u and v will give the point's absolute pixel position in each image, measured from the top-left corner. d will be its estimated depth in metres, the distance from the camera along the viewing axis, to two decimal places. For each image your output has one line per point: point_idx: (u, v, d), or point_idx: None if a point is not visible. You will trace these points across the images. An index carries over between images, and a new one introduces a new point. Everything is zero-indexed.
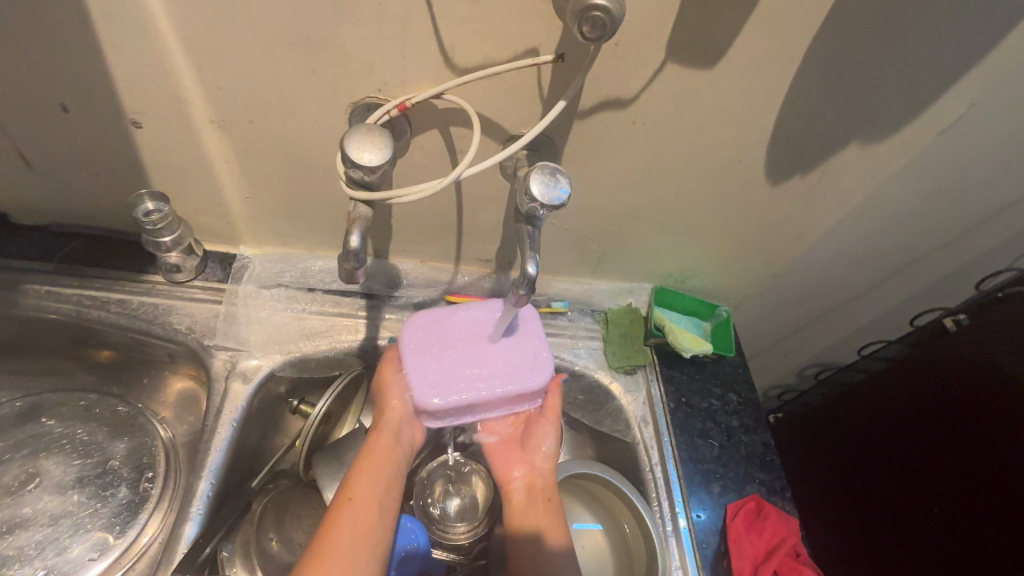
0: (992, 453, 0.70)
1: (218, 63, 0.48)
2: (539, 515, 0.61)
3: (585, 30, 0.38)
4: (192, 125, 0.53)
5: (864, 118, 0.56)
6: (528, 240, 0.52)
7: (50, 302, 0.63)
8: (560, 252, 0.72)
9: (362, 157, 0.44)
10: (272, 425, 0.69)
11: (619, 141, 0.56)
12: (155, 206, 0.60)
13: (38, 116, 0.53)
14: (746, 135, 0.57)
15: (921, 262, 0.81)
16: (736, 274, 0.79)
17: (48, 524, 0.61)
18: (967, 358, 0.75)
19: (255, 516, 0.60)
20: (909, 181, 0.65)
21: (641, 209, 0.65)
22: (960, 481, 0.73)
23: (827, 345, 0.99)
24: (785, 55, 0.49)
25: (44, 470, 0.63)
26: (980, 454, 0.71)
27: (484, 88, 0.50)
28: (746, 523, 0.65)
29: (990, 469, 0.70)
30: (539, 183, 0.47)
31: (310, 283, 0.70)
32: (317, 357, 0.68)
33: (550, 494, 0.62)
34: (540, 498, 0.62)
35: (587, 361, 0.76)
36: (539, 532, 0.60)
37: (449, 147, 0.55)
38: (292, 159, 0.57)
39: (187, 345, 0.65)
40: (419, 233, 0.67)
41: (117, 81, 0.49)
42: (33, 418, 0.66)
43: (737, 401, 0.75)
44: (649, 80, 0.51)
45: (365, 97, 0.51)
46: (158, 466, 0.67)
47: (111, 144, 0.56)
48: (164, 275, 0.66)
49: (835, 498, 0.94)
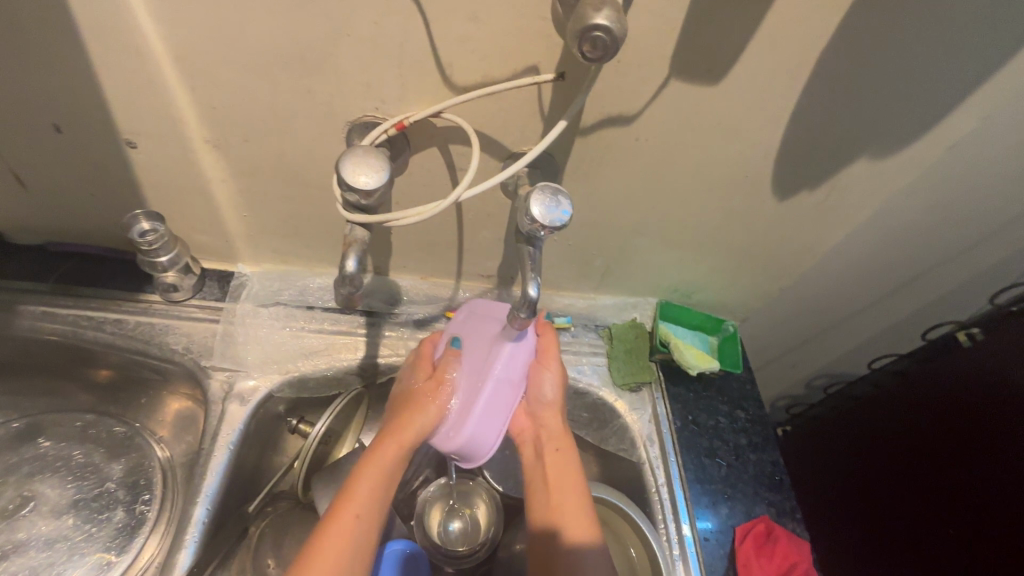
0: (1005, 476, 0.68)
1: (213, 83, 0.47)
2: (558, 478, 0.58)
3: (585, 50, 0.37)
4: (186, 144, 0.52)
5: (873, 132, 0.55)
6: (529, 261, 0.50)
7: (47, 322, 0.62)
8: (563, 268, 0.71)
9: (358, 180, 0.43)
10: (270, 446, 0.68)
11: (622, 157, 0.55)
12: (150, 225, 0.59)
13: (31, 136, 0.52)
14: (752, 150, 0.56)
15: (932, 274, 0.79)
16: (743, 288, 0.77)
17: (43, 548, 0.60)
18: (978, 378, 0.73)
19: (252, 543, 0.60)
20: (919, 195, 0.64)
21: (645, 224, 0.64)
22: (972, 504, 0.71)
23: (835, 357, 0.97)
24: (792, 70, 0.48)
25: (39, 493, 0.63)
26: (992, 475, 0.69)
27: (483, 106, 0.49)
28: (755, 547, 0.64)
29: (1003, 492, 0.68)
30: (539, 204, 0.45)
31: (309, 300, 0.69)
32: (315, 376, 0.67)
33: (560, 446, 0.60)
34: (549, 450, 0.59)
35: (593, 378, 0.74)
36: (564, 517, 0.56)
37: (448, 166, 0.54)
38: (289, 178, 0.56)
39: (184, 365, 0.64)
40: (419, 249, 0.66)
41: (110, 102, 0.49)
42: (31, 439, 0.66)
43: (745, 418, 0.73)
44: (653, 96, 0.49)
45: (362, 116, 0.50)
46: (154, 488, 0.66)
47: (106, 164, 0.55)
48: (161, 294, 0.65)
49: (846, 515, 0.92)
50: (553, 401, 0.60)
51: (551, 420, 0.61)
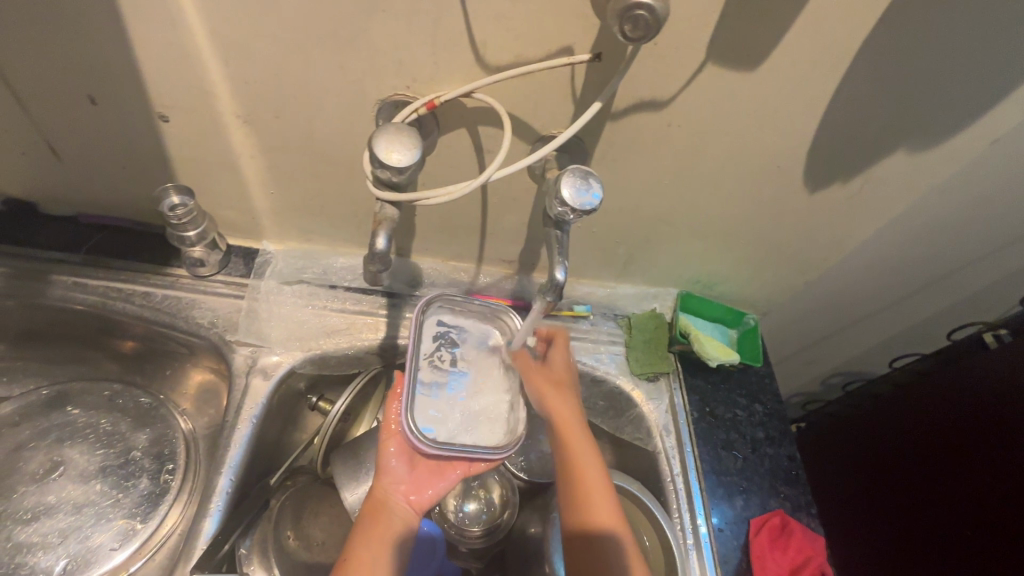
0: (1010, 475, 0.68)
1: (247, 58, 0.47)
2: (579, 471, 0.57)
3: (626, 30, 0.37)
4: (218, 119, 0.53)
5: (912, 124, 0.54)
6: (557, 245, 0.50)
7: (76, 292, 0.63)
8: (586, 255, 0.71)
9: (390, 157, 0.43)
10: (290, 421, 0.69)
11: (653, 142, 0.54)
12: (180, 200, 0.59)
13: (66, 106, 0.52)
14: (786, 139, 0.54)
15: (963, 272, 0.78)
16: (766, 281, 0.76)
17: (71, 512, 0.62)
18: (993, 379, 0.73)
19: (273, 513, 0.60)
20: (955, 191, 0.62)
21: (671, 213, 0.63)
22: (976, 504, 0.72)
23: (854, 354, 0.96)
24: (833, 56, 0.47)
25: (68, 458, 0.64)
26: (997, 474, 0.70)
27: (515, 87, 0.48)
28: (769, 540, 0.64)
29: (1009, 493, 0.68)
30: (570, 187, 0.45)
31: (332, 280, 0.70)
32: (336, 355, 0.67)
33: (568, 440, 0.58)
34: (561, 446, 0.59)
35: (610, 367, 0.74)
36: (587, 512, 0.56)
37: (477, 147, 0.54)
38: (318, 156, 0.56)
39: (209, 339, 0.65)
40: (443, 232, 0.66)
41: (145, 75, 0.49)
42: (59, 406, 0.67)
43: (763, 412, 0.73)
44: (687, 82, 0.48)
45: (393, 94, 0.50)
46: (178, 458, 0.67)
47: (139, 138, 0.55)
48: (187, 268, 0.66)
49: (861, 513, 0.92)
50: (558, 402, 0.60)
51: (561, 404, 0.60)
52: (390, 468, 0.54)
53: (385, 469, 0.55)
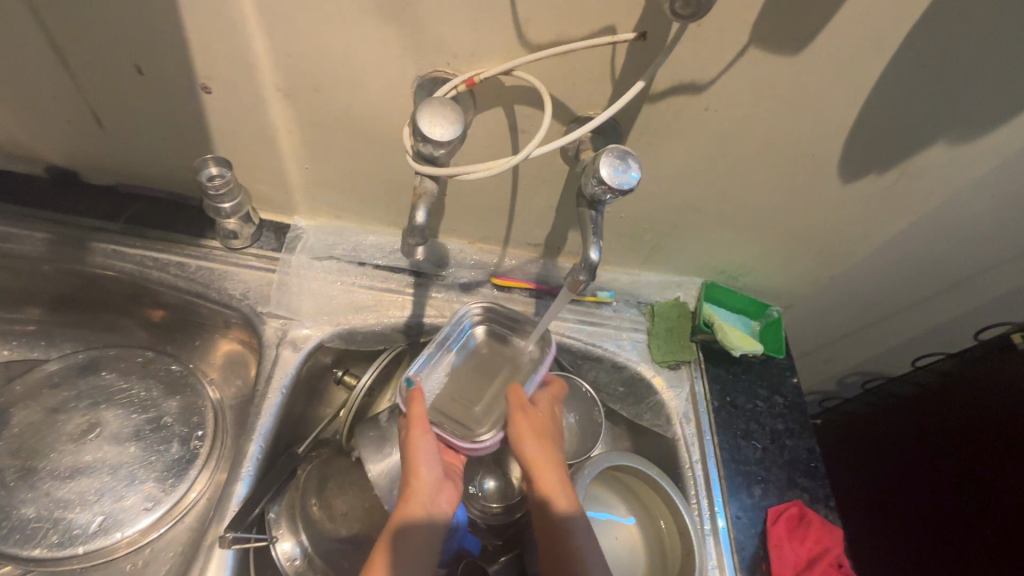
0: None
1: (291, 31, 0.47)
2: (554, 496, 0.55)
3: (677, 7, 0.38)
4: (259, 90, 0.53)
5: (954, 116, 0.53)
6: (591, 225, 0.51)
7: (115, 260, 0.65)
8: (612, 240, 0.71)
9: (433, 132, 0.43)
10: (317, 394, 0.70)
11: (689, 127, 0.54)
12: (218, 171, 0.60)
13: (112, 75, 0.53)
14: (824, 128, 0.54)
15: (995, 272, 0.76)
16: (793, 274, 0.76)
17: (107, 472, 0.64)
18: (1012, 377, 0.73)
19: (300, 482, 0.62)
20: (993, 186, 0.61)
21: (702, 200, 0.63)
22: (996, 502, 0.72)
23: (876, 352, 0.96)
24: (879, 41, 0.46)
25: (104, 421, 0.66)
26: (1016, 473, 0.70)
27: (556, 66, 0.48)
28: (788, 529, 0.64)
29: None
30: (607, 166, 0.45)
31: (360, 257, 0.71)
32: (364, 330, 0.68)
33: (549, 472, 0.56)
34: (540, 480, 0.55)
35: (632, 353, 0.74)
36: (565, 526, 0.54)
37: (512, 128, 0.54)
38: (354, 132, 0.57)
39: (242, 311, 0.66)
40: (471, 213, 0.66)
41: (190, 46, 0.50)
42: (94, 371, 0.69)
43: (783, 404, 0.73)
44: (729, 64, 0.48)
45: (433, 71, 0.50)
46: (207, 426, 0.69)
47: (181, 109, 0.56)
48: (221, 240, 0.67)
49: (880, 511, 0.91)
50: (540, 439, 0.57)
51: (546, 444, 0.57)
52: (429, 465, 0.53)
53: (427, 470, 0.53)
